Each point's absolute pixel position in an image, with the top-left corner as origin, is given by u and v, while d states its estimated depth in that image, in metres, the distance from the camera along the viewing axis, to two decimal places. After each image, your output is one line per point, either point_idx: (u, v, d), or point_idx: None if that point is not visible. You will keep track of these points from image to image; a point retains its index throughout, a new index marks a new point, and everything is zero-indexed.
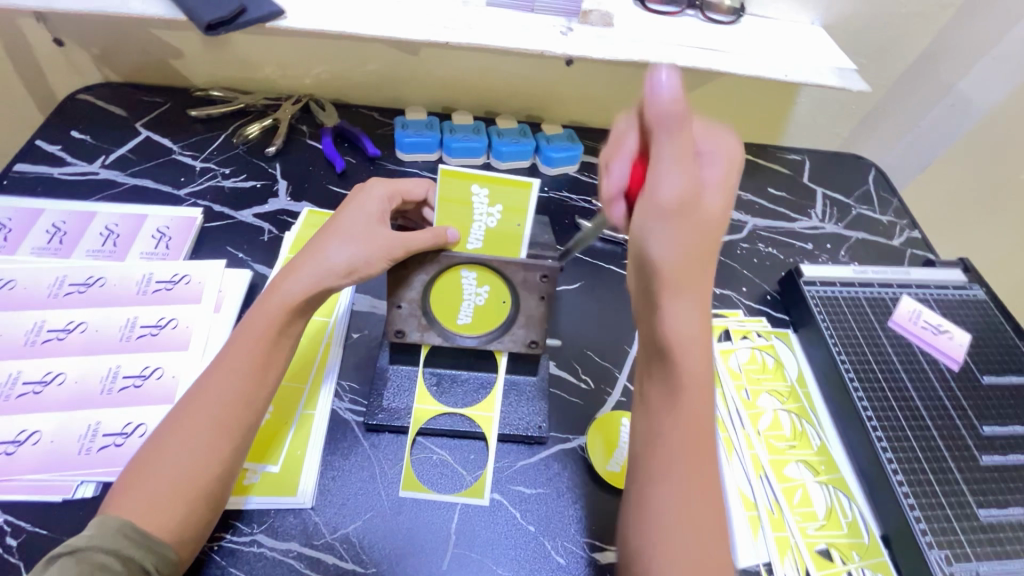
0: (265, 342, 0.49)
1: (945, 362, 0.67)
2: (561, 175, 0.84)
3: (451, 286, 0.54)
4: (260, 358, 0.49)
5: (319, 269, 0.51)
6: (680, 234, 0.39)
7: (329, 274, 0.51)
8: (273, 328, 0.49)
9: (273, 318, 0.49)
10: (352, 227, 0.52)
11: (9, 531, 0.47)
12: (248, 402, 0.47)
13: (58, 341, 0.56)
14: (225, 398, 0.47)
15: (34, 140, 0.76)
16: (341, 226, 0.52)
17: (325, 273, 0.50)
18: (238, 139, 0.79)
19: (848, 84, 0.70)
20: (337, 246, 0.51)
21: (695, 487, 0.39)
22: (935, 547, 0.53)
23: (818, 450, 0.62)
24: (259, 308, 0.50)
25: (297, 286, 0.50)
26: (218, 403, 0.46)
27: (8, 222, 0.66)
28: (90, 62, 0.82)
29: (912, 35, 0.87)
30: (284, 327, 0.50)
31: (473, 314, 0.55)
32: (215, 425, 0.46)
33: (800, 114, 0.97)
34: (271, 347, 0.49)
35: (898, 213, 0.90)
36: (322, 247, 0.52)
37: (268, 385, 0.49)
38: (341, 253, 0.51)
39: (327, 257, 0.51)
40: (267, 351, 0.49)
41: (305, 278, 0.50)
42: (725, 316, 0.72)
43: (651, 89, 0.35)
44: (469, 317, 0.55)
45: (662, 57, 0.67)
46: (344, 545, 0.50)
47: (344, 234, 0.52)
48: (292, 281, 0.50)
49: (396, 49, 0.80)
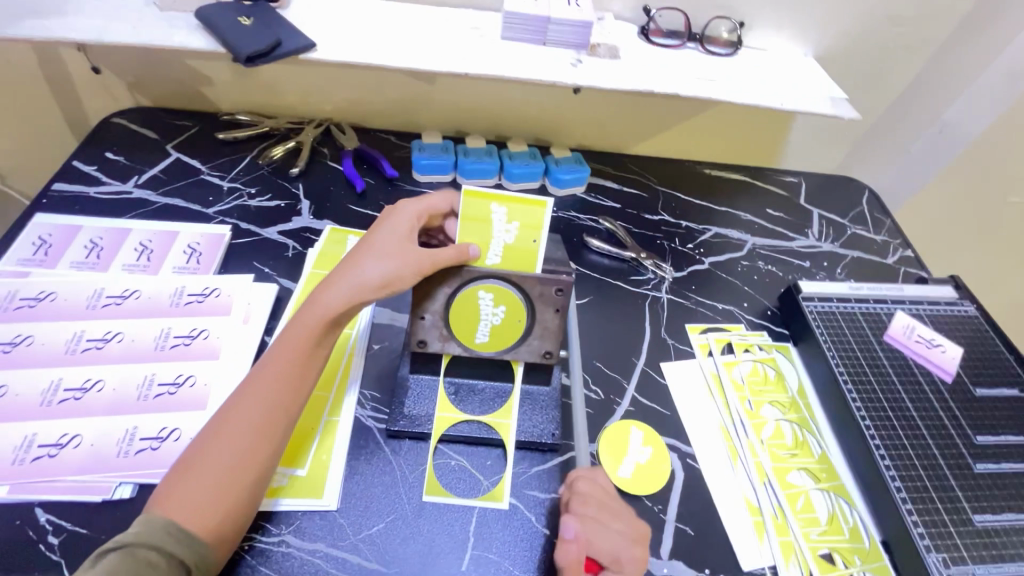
0: (302, 351, 0.53)
1: (939, 375, 0.70)
2: (569, 196, 0.88)
3: (470, 306, 0.57)
4: (297, 367, 0.52)
5: (353, 284, 0.54)
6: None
7: (363, 288, 0.54)
8: (308, 338, 0.53)
9: (311, 329, 0.53)
10: (384, 245, 0.56)
11: (51, 530, 0.49)
12: (285, 408, 0.51)
13: (97, 350, 0.59)
14: (264, 405, 0.50)
15: (71, 161, 0.80)
16: (374, 244, 0.56)
17: (359, 287, 0.54)
18: (264, 161, 0.84)
19: (840, 111, 0.74)
20: (370, 261, 0.55)
21: None
22: (933, 550, 0.55)
23: (819, 458, 0.65)
24: (297, 319, 0.54)
25: (333, 299, 0.54)
26: (256, 409, 0.49)
27: (48, 238, 0.69)
28: (124, 88, 0.87)
29: (899, 65, 0.92)
30: (320, 338, 0.54)
31: (490, 332, 0.58)
32: (255, 429, 0.49)
33: (796, 140, 1.02)
34: (306, 357, 0.53)
35: (891, 233, 0.94)
36: (357, 263, 0.55)
37: (302, 392, 0.52)
38: (374, 269, 0.54)
39: (360, 272, 0.54)
40: (303, 360, 0.53)
41: (340, 293, 0.54)
42: (727, 330, 0.75)
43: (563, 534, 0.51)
44: (486, 336, 0.58)
45: (667, 87, 0.71)
46: (368, 546, 0.52)
47: (377, 251, 0.55)
48: (330, 295, 0.54)
49: (414, 77, 0.86)
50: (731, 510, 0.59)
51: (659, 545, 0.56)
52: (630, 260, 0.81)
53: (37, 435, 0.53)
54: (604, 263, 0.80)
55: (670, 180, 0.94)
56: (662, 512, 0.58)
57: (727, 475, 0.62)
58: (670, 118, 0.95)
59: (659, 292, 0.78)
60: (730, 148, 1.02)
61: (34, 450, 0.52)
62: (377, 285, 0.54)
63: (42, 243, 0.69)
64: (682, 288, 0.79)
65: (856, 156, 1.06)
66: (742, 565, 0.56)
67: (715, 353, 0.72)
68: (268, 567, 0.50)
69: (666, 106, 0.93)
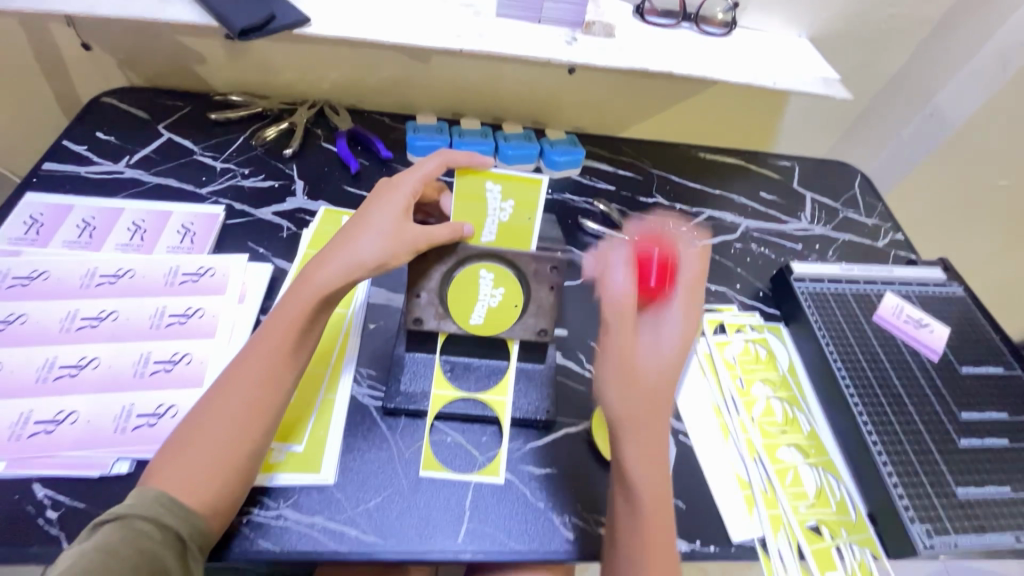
0: (297, 326, 0.52)
1: (926, 353, 0.71)
2: (564, 178, 0.88)
3: (467, 284, 0.57)
4: (293, 342, 0.52)
5: (350, 261, 0.54)
6: (612, 381, 0.52)
7: (359, 267, 0.54)
8: (304, 314, 0.53)
9: (306, 306, 0.53)
10: (380, 221, 0.55)
11: (49, 504, 0.49)
12: (279, 381, 0.51)
13: (92, 328, 0.59)
14: (257, 379, 0.50)
15: (61, 140, 0.79)
16: (370, 219, 0.56)
17: (355, 266, 0.54)
18: (257, 141, 0.83)
19: (833, 92, 0.75)
20: (367, 239, 0.55)
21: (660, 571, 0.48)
22: (917, 521, 0.57)
23: (808, 435, 0.66)
24: (292, 296, 0.54)
25: (330, 276, 0.54)
26: (251, 383, 0.50)
27: (40, 217, 0.69)
28: (114, 65, 0.86)
29: (893, 47, 0.92)
30: (316, 315, 0.54)
31: (484, 314, 0.58)
32: (250, 403, 0.49)
33: (790, 123, 1.03)
34: (301, 331, 0.53)
35: (883, 216, 0.95)
36: (352, 240, 0.55)
37: (296, 366, 0.53)
38: (370, 246, 0.54)
39: (356, 249, 0.54)
40: (298, 338, 0.53)
41: (337, 268, 0.54)
42: (720, 310, 0.76)
43: (610, 284, 0.55)
44: (481, 317, 0.58)
45: (662, 66, 0.71)
46: (365, 519, 0.53)
47: (373, 227, 0.55)
48: (326, 272, 0.54)
49: (409, 57, 0.85)
50: (721, 484, 0.60)
51: None
52: None
53: (32, 412, 0.53)
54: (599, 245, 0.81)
55: (665, 163, 0.95)
56: None
57: (717, 450, 0.63)
58: (665, 100, 0.95)
59: None
60: (724, 131, 1.02)
61: (31, 426, 0.52)
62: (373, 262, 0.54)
63: (33, 222, 0.68)
64: None
65: (849, 139, 1.06)
66: (732, 537, 0.57)
67: (707, 333, 0.73)
68: (266, 540, 0.50)
69: (661, 88, 0.93)
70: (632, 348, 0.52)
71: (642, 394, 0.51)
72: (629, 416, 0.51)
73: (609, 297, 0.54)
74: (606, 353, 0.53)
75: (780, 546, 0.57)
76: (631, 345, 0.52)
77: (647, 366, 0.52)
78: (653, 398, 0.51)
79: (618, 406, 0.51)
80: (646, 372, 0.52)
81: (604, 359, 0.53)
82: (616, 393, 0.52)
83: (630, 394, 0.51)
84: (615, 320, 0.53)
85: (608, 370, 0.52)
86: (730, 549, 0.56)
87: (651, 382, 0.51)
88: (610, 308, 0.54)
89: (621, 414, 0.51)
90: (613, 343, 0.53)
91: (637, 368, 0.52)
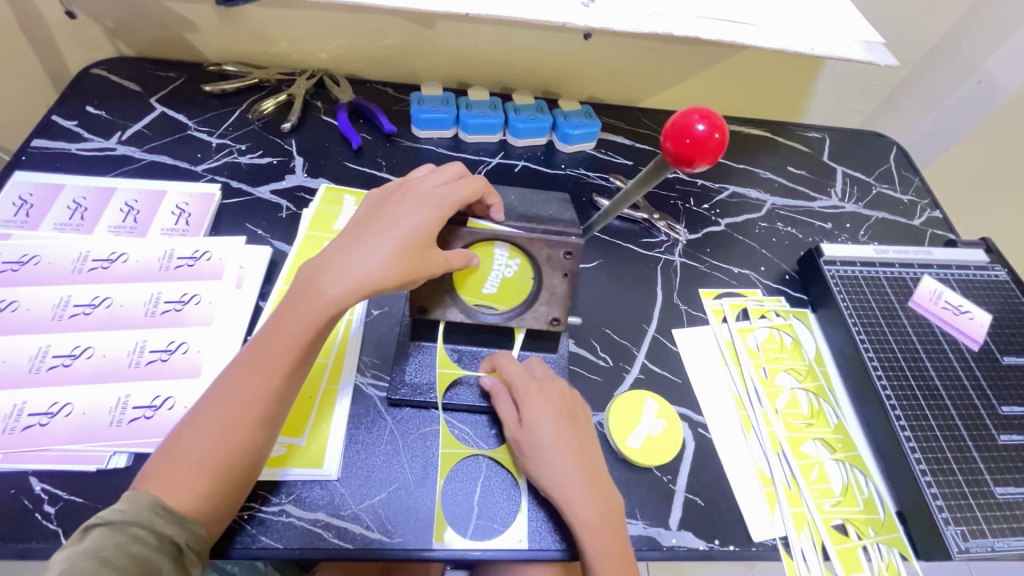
0: (305, 336, 0.48)
1: (965, 342, 0.67)
2: (578, 152, 0.83)
3: (639, 403, 0.60)
4: (295, 355, 0.48)
5: (358, 275, 0.48)
6: (537, 459, 0.51)
7: (363, 282, 0.48)
8: (306, 323, 0.48)
9: (307, 316, 0.48)
10: (398, 239, 0.49)
11: (47, 499, 0.48)
12: (278, 393, 0.47)
13: (85, 315, 0.57)
14: (254, 393, 0.46)
15: (50, 115, 0.75)
16: (388, 232, 0.50)
17: (362, 281, 0.48)
18: (254, 115, 0.79)
19: (875, 58, 0.67)
20: (377, 251, 0.49)
21: (618, 544, 0.49)
22: (951, 524, 0.54)
23: (835, 428, 0.62)
24: (298, 302, 0.49)
25: (336, 287, 0.48)
26: (249, 398, 0.46)
27: (29, 198, 0.66)
28: (100, 33, 0.81)
29: (942, 8, 0.83)
30: (321, 330, 0.49)
31: (643, 442, 0.57)
32: (247, 417, 0.46)
33: (823, 91, 0.95)
34: (305, 344, 0.48)
35: (919, 192, 0.89)
36: (362, 245, 0.49)
37: (297, 375, 0.49)
38: (385, 261, 0.48)
39: (366, 256, 0.49)
40: (305, 348, 0.49)
41: (345, 278, 0.48)
42: (743, 295, 0.72)
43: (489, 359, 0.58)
44: (638, 443, 0.57)
45: (687, 31, 0.64)
46: (371, 516, 0.51)
47: (387, 242, 0.49)
48: (331, 283, 0.48)
49: (411, 21, 0.79)
50: (741, 480, 0.57)
51: (668, 516, 0.54)
52: (642, 222, 0.76)
53: (26, 403, 0.51)
54: (615, 225, 0.76)
55: None
56: (671, 482, 0.56)
57: (737, 445, 0.60)
58: (687, 66, 0.88)
59: (672, 255, 0.74)
60: (749, 101, 0.95)
61: (25, 419, 0.51)
62: (381, 285, 0.48)
63: (23, 203, 0.65)
64: (696, 252, 0.75)
65: (885, 109, 0.98)
66: (752, 536, 0.54)
67: (729, 319, 0.69)
68: (268, 537, 0.48)
69: (682, 54, 0.86)
70: (533, 418, 0.52)
71: (564, 454, 0.51)
72: (596, 520, 0.49)
73: (540, 396, 0.53)
74: (541, 454, 0.51)
75: (803, 546, 0.54)
76: (537, 423, 0.52)
77: (545, 425, 0.52)
78: (568, 462, 0.50)
79: (551, 477, 0.50)
80: (597, 461, 0.52)
81: (555, 471, 0.50)
82: (542, 464, 0.50)
83: (555, 463, 0.50)
84: (510, 421, 0.54)
85: (575, 472, 0.50)
86: (751, 548, 0.54)
87: (554, 439, 0.51)
88: (551, 418, 0.52)
89: (564, 480, 0.50)
90: (565, 444, 0.51)
91: (592, 458, 0.52)
